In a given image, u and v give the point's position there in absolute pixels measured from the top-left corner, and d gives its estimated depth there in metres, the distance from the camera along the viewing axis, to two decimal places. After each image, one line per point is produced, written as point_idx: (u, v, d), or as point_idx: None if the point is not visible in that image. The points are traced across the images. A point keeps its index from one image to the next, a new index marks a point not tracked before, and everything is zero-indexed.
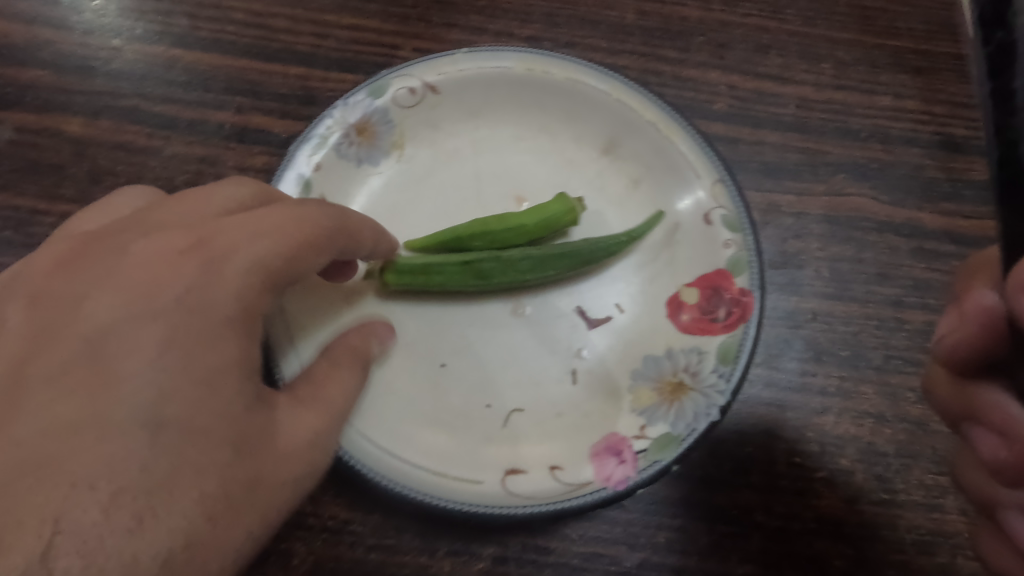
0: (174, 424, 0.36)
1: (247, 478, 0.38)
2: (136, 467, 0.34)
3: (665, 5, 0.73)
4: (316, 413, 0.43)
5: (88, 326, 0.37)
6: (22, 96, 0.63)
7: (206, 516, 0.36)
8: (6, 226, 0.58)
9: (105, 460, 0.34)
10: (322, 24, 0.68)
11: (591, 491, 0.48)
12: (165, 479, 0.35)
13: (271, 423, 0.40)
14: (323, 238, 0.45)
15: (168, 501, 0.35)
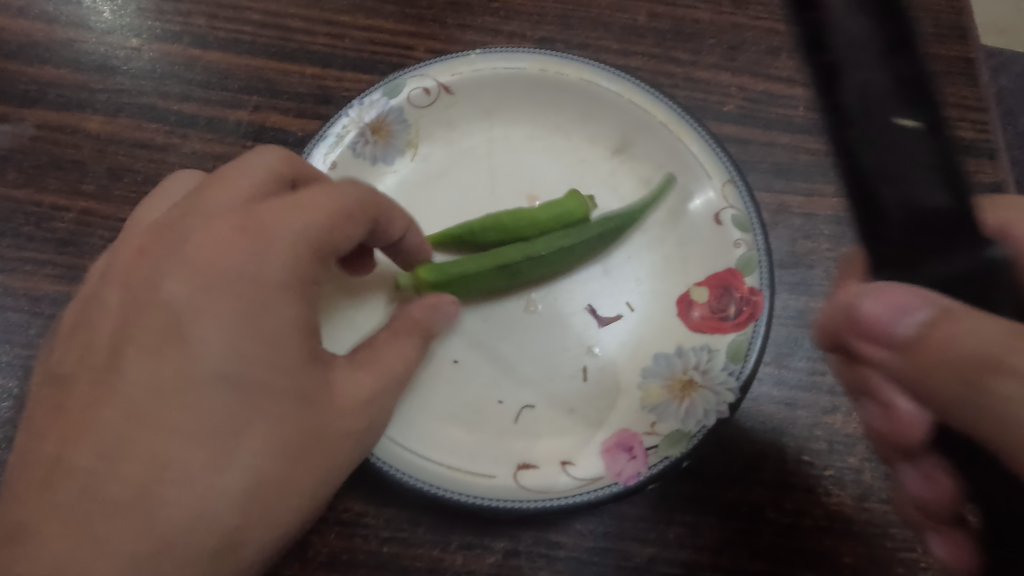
0: (244, 404, 0.38)
1: (318, 443, 0.40)
2: (215, 452, 0.37)
3: (676, 8, 0.73)
4: (385, 373, 0.45)
5: (158, 319, 0.38)
6: (44, 93, 0.64)
7: (288, 458, 0.39)
8: (28, 221, 0.59)
9: (187, 450, 0.36)
10: (337, 25, 0.69)
11: (602, 486, 0.48)
12: (248, 457, 0.38)
13: (339, 387, 0.42)
14: (352, 206, 0.44)
15: (247, 476, 0.38)
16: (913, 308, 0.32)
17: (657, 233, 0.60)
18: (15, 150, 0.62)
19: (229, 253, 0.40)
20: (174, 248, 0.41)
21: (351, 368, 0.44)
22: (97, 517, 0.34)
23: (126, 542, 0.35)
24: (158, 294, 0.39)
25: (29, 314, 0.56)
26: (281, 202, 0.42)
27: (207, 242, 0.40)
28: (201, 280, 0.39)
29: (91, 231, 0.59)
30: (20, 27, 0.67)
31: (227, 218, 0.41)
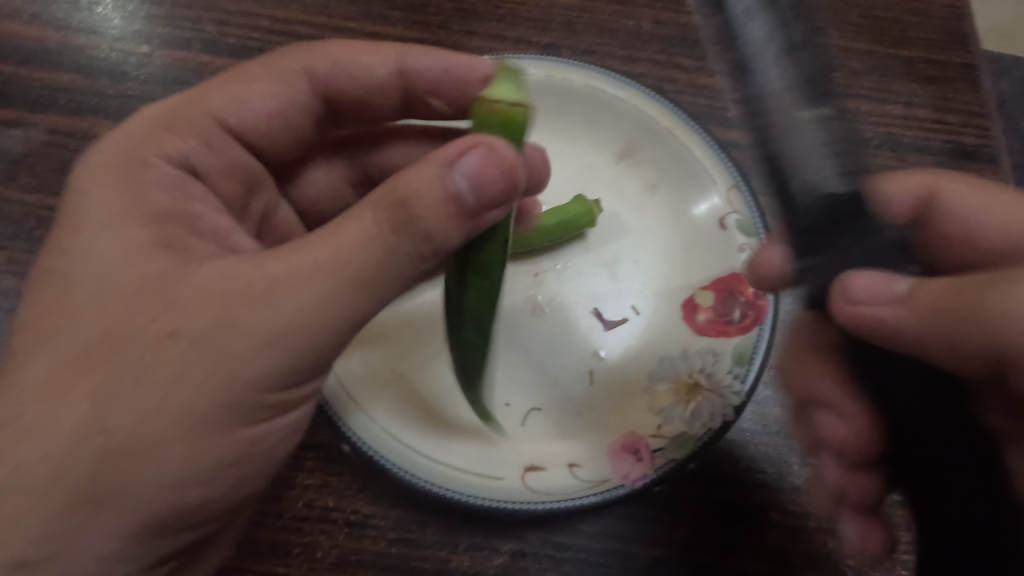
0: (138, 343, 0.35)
1: (225, 348, 0.35)
2: (104, 395, 0.34)
3: (681, 14, 0.74)
4: (314, 254, 0.36)
5: (89, 335, 0.35)
6: (56, 99, 0.65)
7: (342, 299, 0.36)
8: (40, 225, 0.60)
9: (80, 395, 0.34)
10: (345, 31, 0.69)
11: (610, 487, 0.49)
12: (153, 387, 0.34)
13: (255, 286, 0.36)
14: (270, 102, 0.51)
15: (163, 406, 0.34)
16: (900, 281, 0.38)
17: (663, 237, 0.61)
18: (27, 155, 0.62)
19: (101, 211, 0.39)
20: (68, 226, 0.40)
21: (252, 262, 0.37)
22: (29, 484, 0.34)
23: (52, 498, 0.34)
24: (53, 270, 0.38)
25: None
26: (160, 163, 0.44)
27: (77, 212, 0.40)
28: (102, 239, 0.38)
29: None
30: (32, 34, 0.68)
31: (100, 192, 0.40)
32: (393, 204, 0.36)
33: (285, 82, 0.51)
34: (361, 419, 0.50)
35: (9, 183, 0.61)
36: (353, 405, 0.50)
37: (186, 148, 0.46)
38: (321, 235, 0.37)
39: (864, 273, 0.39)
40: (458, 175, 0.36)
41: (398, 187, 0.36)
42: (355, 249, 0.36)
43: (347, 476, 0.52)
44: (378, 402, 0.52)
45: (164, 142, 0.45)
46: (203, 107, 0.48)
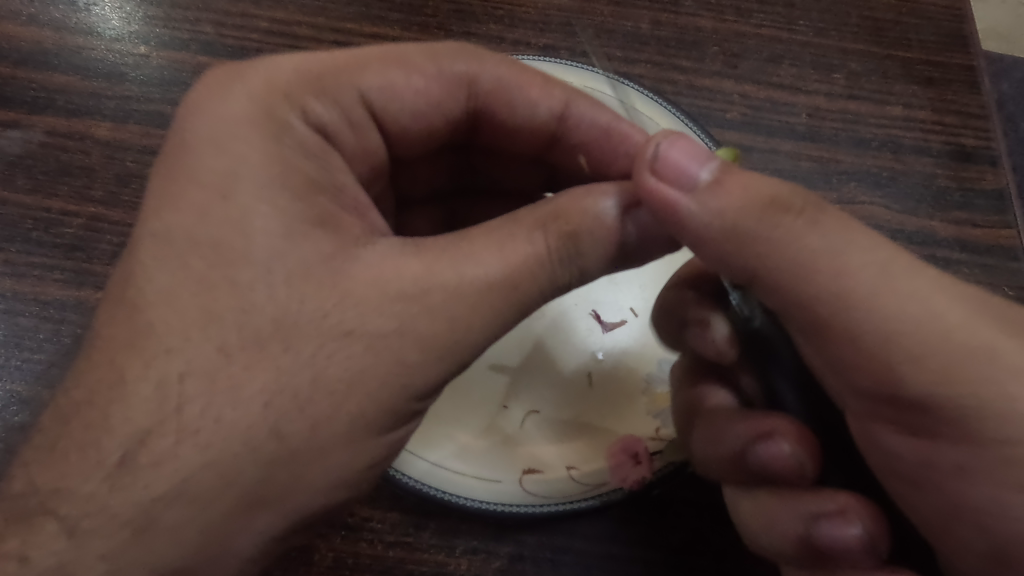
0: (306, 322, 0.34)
1: (381, 339, 0.35)
2: (277, 382, 0.33)
3: (679, 16, 0.74)
4: (486, 260, 0.37)
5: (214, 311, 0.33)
6: (53, 100, 0.65)
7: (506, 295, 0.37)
8: (36, 227, 0.60)
9: (249, 381, 0.33)
10: (343, 33, 0.69)
11: (608, 490, 0.49)
12: (326, 387, 0.34)
13: (428, 293, 0.36)
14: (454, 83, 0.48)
15: (332, 410, 0.34)
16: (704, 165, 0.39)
17: None
18: (24, 156, 0.62)
19: (246, 165, 0.36)
20: (203, 179, 0.36)
21: (421, 256, 0.37)
22: (185, 469, 0.32)
23: (216, 501, 0.32)
24: (182, 221, 0.35)
25: (36, 318, 0.56)
26: (298, 127, 0.40)
27: (205, 165, 0.36)
28: (246, 201, 0.35)
29: (99, 235, 0.60)
30: (30, 35, 0.68)
31: (243, 145, 0.37)
32: (569, 233, 0.38)
33: (444, 87, 0.47)
34: (416, 464, 0.49)
35: (6, 185, 0.61)
36: (420, 461, 0.49)
37: (327, 118, 0.42)
38: (504, 233, 0.38)
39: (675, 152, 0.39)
40: (625, 217, 0.40)
41: (572, 217, 0.39)
42: (527, 263, 0.37)
43: None
44: (442, 450, 0.51)
45: (311, 108, 0.41)
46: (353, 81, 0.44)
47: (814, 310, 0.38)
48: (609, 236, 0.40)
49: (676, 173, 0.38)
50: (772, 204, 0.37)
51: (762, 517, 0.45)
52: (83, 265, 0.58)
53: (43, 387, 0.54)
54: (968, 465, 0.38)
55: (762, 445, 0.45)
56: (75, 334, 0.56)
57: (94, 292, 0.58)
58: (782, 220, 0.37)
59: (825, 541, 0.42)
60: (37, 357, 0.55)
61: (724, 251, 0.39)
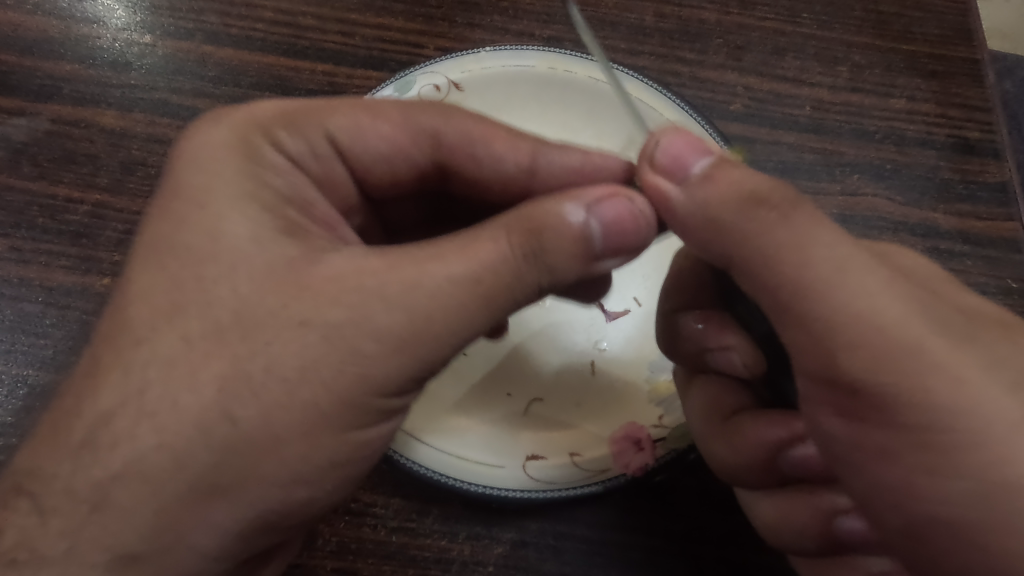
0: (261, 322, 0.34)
1: (349, 345, 0.34)
2: (246, 386, 0.33)
3: (683, 8, 0.74)
4: (448, 259, 0.36)
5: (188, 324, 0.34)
6: (58, 88, 0.65)
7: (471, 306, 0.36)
8: (42, 213, 0.60)
9: (219, 380, 0.33)
10: (348, 23, 0.69)
11: (610, 476, 0.49)
12: (301, 392, 0.33)
13: (381, 288, 0.35)
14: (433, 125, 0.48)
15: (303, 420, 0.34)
16: (700, 156, 0.39)
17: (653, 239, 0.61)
18: (29, 144, 0.63)
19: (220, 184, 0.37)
20: (184, 196, 0.37)
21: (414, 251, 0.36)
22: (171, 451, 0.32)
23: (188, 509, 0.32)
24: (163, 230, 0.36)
25: (42, 303, 0.57)
26: (274, 155, 0.40)
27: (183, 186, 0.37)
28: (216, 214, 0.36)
29: (105, 222, 0.60)
30: (35, 23, 0.68)
31: (218, 166, 0.38)
32: (532, 235, 0.37)
33: (410, 135, 0.48)
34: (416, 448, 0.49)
35: (12, 171, 0.62)
36: (418, 445, 0.49)
37: (300, 149, 0.43)
38: (463, 242, 0.37)
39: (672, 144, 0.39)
40: (593, 216, 0.38)
41: (537, 223, 0.37)
42: (493, 258, 0.36)
43: None
44: (440, 434, 0.51)
45: (286, 140, 0.42)
46: (326, 120, 0.44)
47: (775, 295, 0.37)
48: (582, 247, 0.38)
49: (675, 165, 0.39)
50: (752, 198, 0.37)
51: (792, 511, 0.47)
52: (88, 251, 0.59)
53: (48, 372, 0.55)
54: (900, 453, 0.36)
55: (796, 448, 0.46)
56: (80, 320, 0.56)
57: (100, 278, 0.58)
58: (758, 214, 0.37)
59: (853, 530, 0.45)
60: (42, 342, 0.56)
61: (704, 239, 0.39)
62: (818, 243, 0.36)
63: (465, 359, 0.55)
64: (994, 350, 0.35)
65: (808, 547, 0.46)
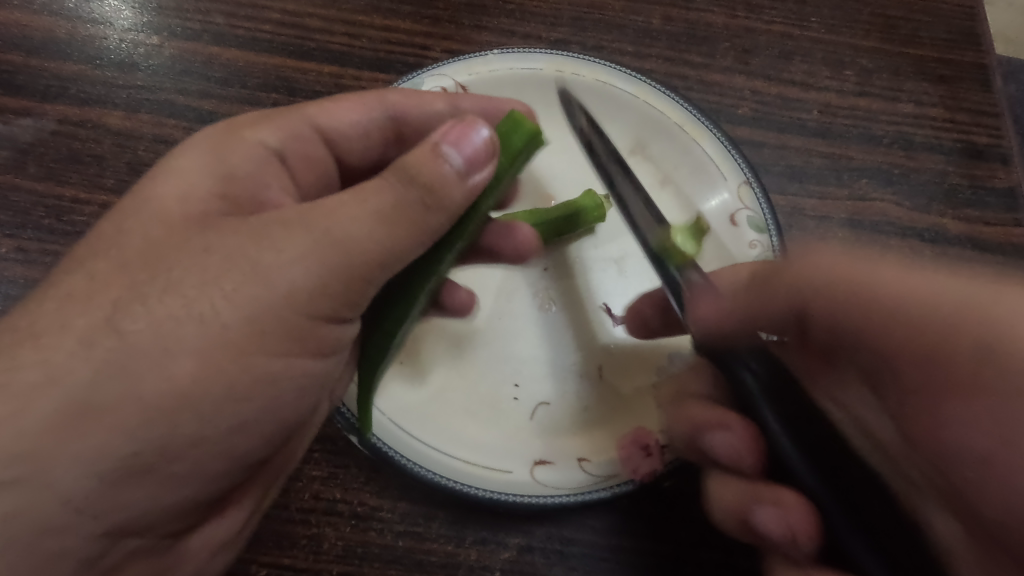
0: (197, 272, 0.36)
1: None
2: None
3: (690, 12, 0.74)
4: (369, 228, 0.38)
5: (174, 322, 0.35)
6: (64, 88, 0.65)
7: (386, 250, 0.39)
8: (48, 214, 0.60)
9: None
10: (355, 25, 0.69)
11: (618, 481, 0.49)
12: None
13: (303, 233, 0.37)
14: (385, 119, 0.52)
15: None
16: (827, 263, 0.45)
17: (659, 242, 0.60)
18: (35, 144, 0.62)
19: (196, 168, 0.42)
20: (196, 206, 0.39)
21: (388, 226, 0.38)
22: None
23: None
24: (143, 206, 0.39)
25: None
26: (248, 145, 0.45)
27: (162, 181, 0.41)
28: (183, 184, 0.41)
29: None
30: (42, 24, 0.68)
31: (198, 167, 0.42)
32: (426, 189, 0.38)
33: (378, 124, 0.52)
34: (423, 453, 0.49)
35: (18, 172, 0.61)
36: (424, 451, 0.49)
37: (279, 137, 0.47)
38: (366, 187, 0.38)
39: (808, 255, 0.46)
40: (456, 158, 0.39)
41: (419, 173, 0.38)
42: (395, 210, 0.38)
43: (353, 468, 0.52)
44: (447, 438, 0.51)
45: (262, 130, 0.46)
46: (304, 112, 0.49)
47: (864, 306, 0.43)
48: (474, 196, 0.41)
49: (808, 272, 0.46)
50: (841, 275, 0.44)
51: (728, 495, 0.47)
52: None
53: None
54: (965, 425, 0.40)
55: (713, 437, 0.46)
56: None
57: None
58: (875, 273, 0.43)
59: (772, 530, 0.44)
60: None
61: (835, 302, 0.44)
62: (915, 276, 0.42)
63: (422, 327, 0.56)
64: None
65: (733, 530, 0.47)
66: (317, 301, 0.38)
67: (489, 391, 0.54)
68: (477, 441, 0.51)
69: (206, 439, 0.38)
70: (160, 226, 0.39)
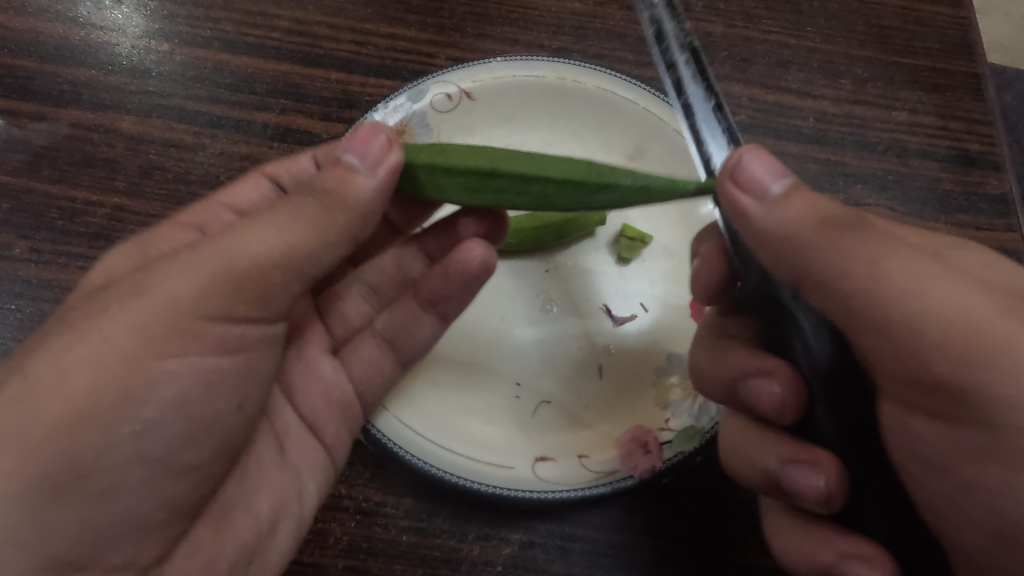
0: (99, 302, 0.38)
1: None
2: None
3: (690, 21, 0.75)
4: (266, 236, 0.39)
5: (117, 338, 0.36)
6: (79, 94, 0.66)
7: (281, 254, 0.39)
8: (61, 216, 0.61)
9: None
10: (362, 33, 0.71)
11: (617, 478, 0.50)
12: None
13: (200, 251, 0.39)
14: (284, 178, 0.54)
15: None
16: (777, 177, 0.39)
17: (657, 240, 0.62)
18: (48, 148, 0.64)
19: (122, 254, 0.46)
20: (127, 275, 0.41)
21: (290, 224, 0.39)
22: None
23: None
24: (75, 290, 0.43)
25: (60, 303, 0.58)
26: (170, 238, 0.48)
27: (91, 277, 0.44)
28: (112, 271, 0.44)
29: (122, 224, 0.61)
30: (56, 31, 0.69)
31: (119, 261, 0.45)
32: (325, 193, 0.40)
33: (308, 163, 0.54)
34: (427, 449, 0.50)
35: (31, 175, 0.63)
36: (427, 445, 0.51)
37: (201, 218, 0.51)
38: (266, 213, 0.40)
39: (758, 163, 0.39)
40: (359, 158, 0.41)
41: (319, 184, 0.41)
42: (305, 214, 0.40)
43: (358, 465, 0.53)
44: (450, 434, 0.52)
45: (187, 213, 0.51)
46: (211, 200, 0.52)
47: None
48: (381, 195, 0.42)
49: (758, 182, 0.39)
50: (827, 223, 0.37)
51: (751, 453, 0.46)
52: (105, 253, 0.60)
53: None
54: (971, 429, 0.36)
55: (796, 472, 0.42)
56: None
57: None
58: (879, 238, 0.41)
59: (795, 491, 0.42)
60: None
61: None
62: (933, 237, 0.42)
63: None
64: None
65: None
66: (208, 301, 0.38)
67: (492, 390, 0.55)
68: (480, 437, 0.53)
69: (124, 435, 0.36)
70: (80, 294, 0.41)
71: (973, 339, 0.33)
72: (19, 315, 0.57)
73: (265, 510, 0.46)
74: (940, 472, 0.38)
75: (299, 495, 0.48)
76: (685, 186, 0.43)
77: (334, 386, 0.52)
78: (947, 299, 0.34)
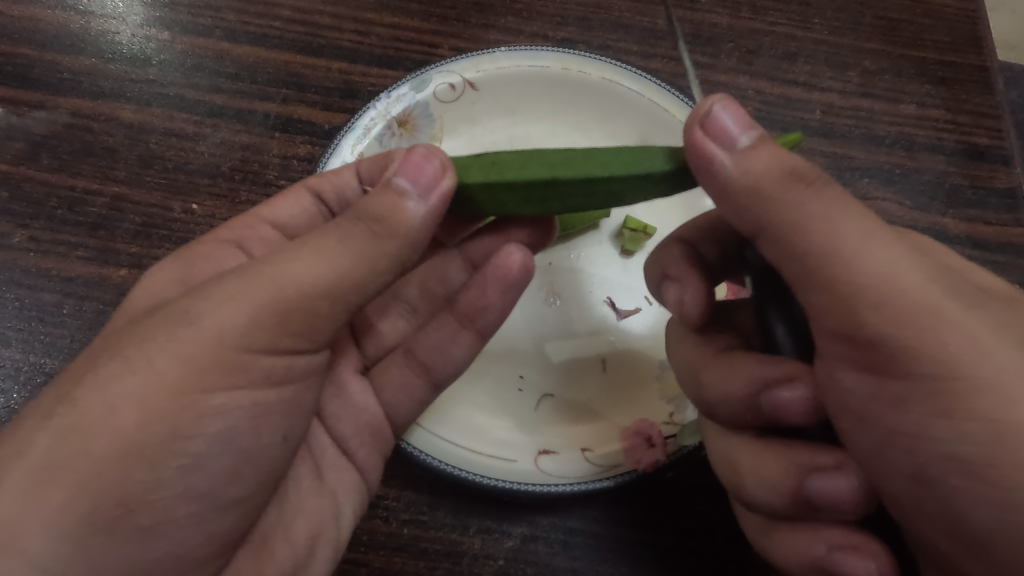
0: (138, 333, 0.35)
1: None
2: None
3: (696, 12, 0.75)
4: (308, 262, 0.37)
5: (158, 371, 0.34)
6: (79, 82, 0.66)
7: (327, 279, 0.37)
8: (60, 205, 0.61)
9: None
10: (364, 22, 0.70)
11: (621, 472, 0.49)
12: None
13: (244, 280, 0.36)
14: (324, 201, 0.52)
15: None
16: (744, 130, 0.37)
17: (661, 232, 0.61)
18: (48, 136, 0.63)
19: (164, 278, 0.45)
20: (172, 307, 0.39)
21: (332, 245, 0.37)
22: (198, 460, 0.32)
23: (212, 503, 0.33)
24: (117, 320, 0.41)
25: (59, 292, 0.57)
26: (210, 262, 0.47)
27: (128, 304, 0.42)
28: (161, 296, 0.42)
29: (122, 213, 0.61)
30: (55, 18, 0.69)
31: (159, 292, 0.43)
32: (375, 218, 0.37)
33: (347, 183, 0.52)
34: (428, 441, 0.50)
35: (31, 163, 0.62)
36: (426, 437, 0.50)
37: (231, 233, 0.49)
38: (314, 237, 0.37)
39: (728, 113, 0.37)
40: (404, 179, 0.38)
41: (367, 208, 0.38)
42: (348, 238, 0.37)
43: None
44: (451, 426, 0.52)
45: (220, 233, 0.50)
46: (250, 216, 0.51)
47: None
48: (429, 223, 0.39)
49: (725, 132, 0.37)
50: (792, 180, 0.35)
51: (760, 468, 0.42)
52: (105, 242, 0.60)
53: (62, 360, 0.56)
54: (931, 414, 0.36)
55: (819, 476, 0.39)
56: (99, 310, 0.57)
57: (117, 270, 0.59)
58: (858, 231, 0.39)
59: (822, 503, 0.39)
60: (58, 330, 0.56)
61: None
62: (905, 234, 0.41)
63: None
64: (1007, 318, 0.34)
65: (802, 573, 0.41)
66: (251, 334, 0.36)
67: (494, 383, 0.55)
68: (482, 429, 0.52)
69: None
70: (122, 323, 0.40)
71: (905, 300, 0.34)
72: (18, 304, 0.57)
73: (301, 535, 0.44)
74: (865, 424, 0.38)
75: (335, 517, 0.46)
76: (654, 161, 0.43)
77: (364, 411, 0.49)
78: (884, 261, 0.34)
